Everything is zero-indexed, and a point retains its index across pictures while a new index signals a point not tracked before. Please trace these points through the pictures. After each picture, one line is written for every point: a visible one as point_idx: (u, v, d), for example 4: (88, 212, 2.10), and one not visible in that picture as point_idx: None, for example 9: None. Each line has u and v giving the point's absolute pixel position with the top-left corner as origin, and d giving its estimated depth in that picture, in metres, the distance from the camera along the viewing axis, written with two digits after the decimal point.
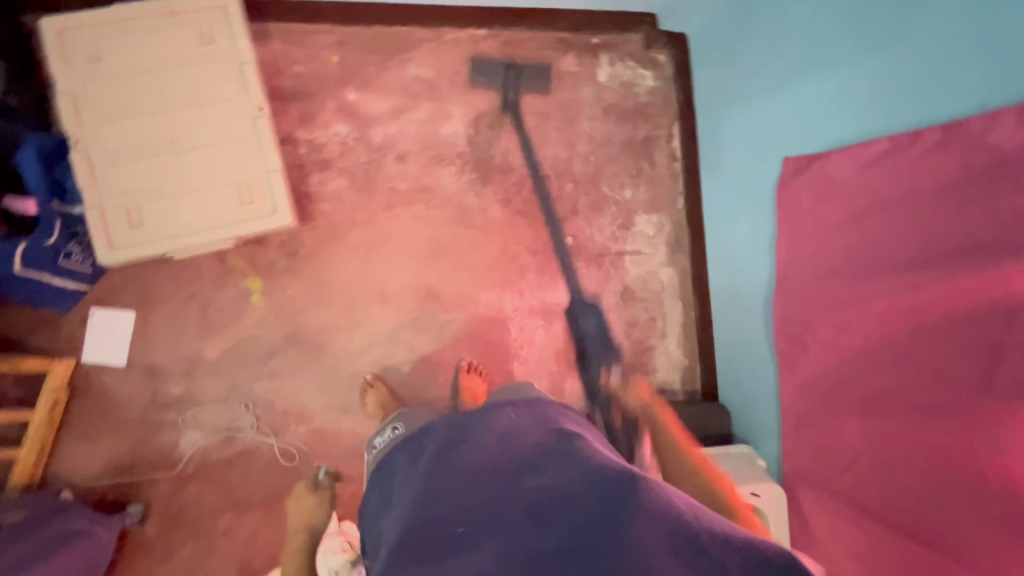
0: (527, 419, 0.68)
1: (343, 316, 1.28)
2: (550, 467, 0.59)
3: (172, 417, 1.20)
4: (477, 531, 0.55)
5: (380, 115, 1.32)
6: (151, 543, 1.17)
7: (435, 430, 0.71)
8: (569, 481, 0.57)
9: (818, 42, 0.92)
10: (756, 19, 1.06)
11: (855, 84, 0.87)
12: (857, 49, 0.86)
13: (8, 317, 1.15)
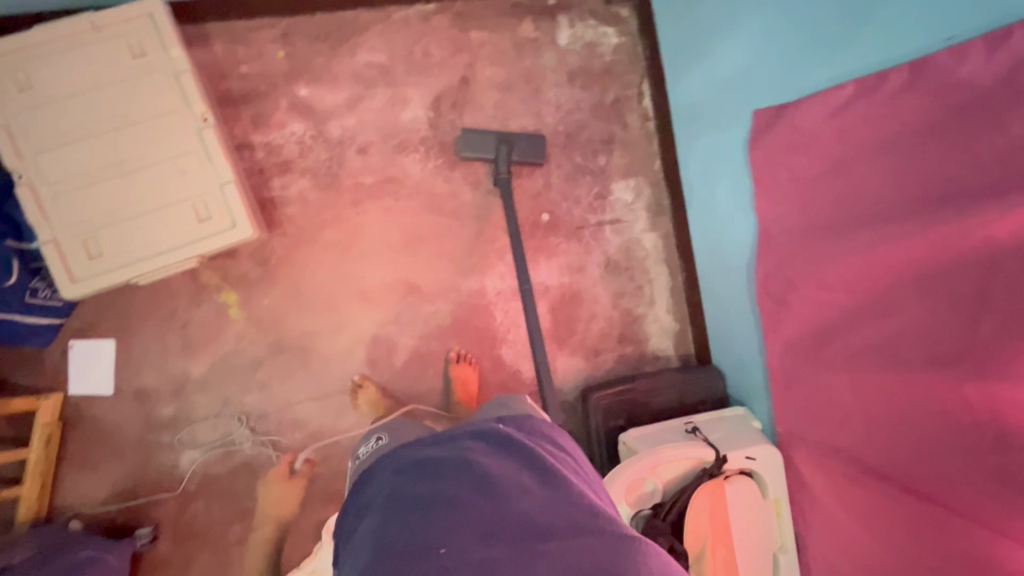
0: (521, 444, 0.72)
1: (326, 319, 1.26)
2: (536, 497, 0.64)
3: (168, 439, 1.21)
4: (469, 550, 0.58)
5: (336, 107, 1.26)
6: (165, 562, 1.19)
7: (422, 441, 0.73)
8: (559, 516, 0.62)
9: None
10: None
11: (821, 25, 0.81)
12: None
13: None
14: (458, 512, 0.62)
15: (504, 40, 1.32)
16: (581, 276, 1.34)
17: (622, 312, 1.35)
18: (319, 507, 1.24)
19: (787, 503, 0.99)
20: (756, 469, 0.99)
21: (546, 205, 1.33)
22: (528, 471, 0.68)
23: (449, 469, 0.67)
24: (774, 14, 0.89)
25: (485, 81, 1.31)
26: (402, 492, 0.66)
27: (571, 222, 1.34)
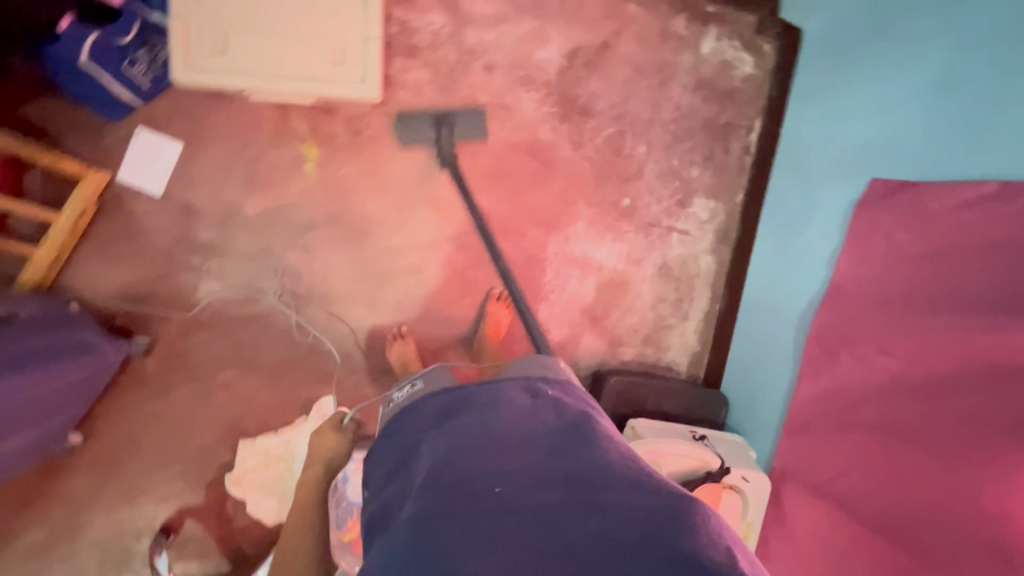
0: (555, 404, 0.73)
1: (391, 211, 1.25)
2: (574, 464, 0.65)
3: (196, 263, 1.17)
4: (500, 514, 0.62)
5: (480, 17, 1.25)
6: (147, 379, 1.16)
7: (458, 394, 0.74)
8: (589, 481, 0.64)
9: (959, 76, 0.91)
10: (891, 30, 1.04)
11: (984, 131, 0.88)
12: (992, 90, 0.87)
13: (49, 109, 1.08)
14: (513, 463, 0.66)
15: (655, 26, 1.34)
16: (634, 269, 1.38)
17: (657, 315, 1.40)
18: (316, 383, 1.24)
19: (758, 528, 1.07)
20: (746, 490, 1.05)
21: (630, 192, 1.36)
22: (575, 429, 0.69)
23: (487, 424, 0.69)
24: (931, 100, 0.96)
25: (623, 56, 1.33)
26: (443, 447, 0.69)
27: (645, 216, 1.38)
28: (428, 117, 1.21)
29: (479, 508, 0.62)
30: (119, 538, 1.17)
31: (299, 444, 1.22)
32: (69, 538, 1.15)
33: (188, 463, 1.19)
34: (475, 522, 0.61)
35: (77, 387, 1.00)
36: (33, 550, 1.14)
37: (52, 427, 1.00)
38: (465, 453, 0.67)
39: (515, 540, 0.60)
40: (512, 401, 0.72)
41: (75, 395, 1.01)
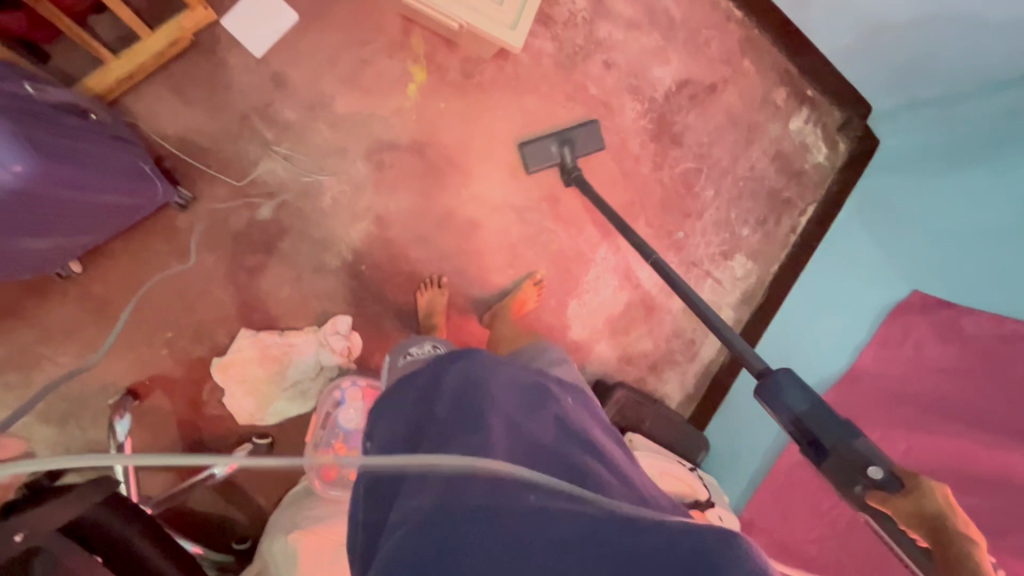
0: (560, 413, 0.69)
1: (471, 162, 1.23)
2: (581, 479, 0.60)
3: (264, 136, 1.11)
4: (504, 524, 0.54)
5: (616, 17, 1.29)
6: (175, 233, 1.10)
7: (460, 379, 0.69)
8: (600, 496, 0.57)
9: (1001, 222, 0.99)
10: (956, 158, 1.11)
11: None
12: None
13: None
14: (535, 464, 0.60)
15: (760, 87, 1.40)
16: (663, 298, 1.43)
17: (667, 349, 1.40)
18: (337, 300, 1.19)
19: None
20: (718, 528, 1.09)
21: (686, 228, 1.42)
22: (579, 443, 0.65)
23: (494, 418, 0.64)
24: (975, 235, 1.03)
25: (724, 102, 1.39)
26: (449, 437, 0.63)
27: (691, 254, 1.43)
28: (552, 142, 1.24)
29: (502, 505, 0.56)
30: (77, 383, 1.09)
31: (298, 354, 1.15)
32: (29, 365, 1.06)
33: (180, 332, 1.12)
34: (500, 524, 0.54)
35: (101, 213, 0.92)
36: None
37: (58, 246, 0.92)
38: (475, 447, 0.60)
39: (542, 550, 0.52)
40: (518, 398, 0.68)
41: (93, 223, 0.92)
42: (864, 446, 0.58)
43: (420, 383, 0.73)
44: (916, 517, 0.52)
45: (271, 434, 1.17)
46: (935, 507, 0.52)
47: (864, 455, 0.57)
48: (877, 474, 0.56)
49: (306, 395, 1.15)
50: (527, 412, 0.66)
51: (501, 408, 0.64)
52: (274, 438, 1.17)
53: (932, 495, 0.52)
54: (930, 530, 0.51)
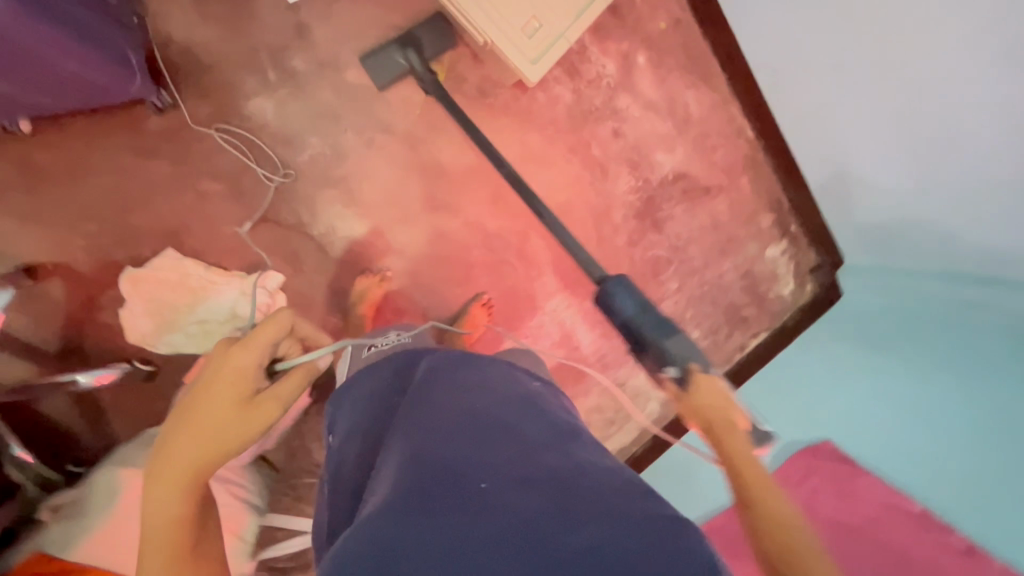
0: (525, 401, 0.69)
1: (457, 174, 1.22)
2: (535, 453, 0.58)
3: (265, 76, 1.11)
4: (450, 501, 0.52)
5: (639, 94, 1.34)
6: (142, 132, 1.07)
7: (431, 373, 0.72)
8: (552, 471, 0.56)
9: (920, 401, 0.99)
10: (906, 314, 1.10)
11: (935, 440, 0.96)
12: (937, 423, 0.95)
13: None
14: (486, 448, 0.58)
15: (750, 206, 1.45)
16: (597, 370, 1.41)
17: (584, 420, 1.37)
18: (277, 256, 1.15)
19: None
20: None
21: None
22: (540, 423, 0.64)
23: (458, 404, 0.65)
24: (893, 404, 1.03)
25: (713, 207, 1.43)
26: (414, 424, 0.63)
27: None
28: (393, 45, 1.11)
29: (451, 490, 0.53)
30: None
31: (216, 294, 1.10)
32: None
33: (105, 230, 1.07)
34: (443, 509, 0.50)
35: (66, 83, 0.89)
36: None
37: (10, 97, 0.88)
38: (433, 432, 0.61)
39: (483, 528, 0.49)
40: (482, 388, 0.69)
41: (52, 87, 0.89)
42: (675, 351, 0.88)
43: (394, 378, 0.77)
44: (697, 412, 0.83)
45: (156, 363, 1.11)
46: (708, 401, 0.82)
47: (669, 353, 0.88)
48: (673, 370, 0.86)
49: (206, 337, 1.10)
50: (490, 399, 0.67)
51: (463, 400, 0.66)
52: (158, 368, 1.12)
53: (703, 392, 0.83)
54: (707, 426, 0.80)
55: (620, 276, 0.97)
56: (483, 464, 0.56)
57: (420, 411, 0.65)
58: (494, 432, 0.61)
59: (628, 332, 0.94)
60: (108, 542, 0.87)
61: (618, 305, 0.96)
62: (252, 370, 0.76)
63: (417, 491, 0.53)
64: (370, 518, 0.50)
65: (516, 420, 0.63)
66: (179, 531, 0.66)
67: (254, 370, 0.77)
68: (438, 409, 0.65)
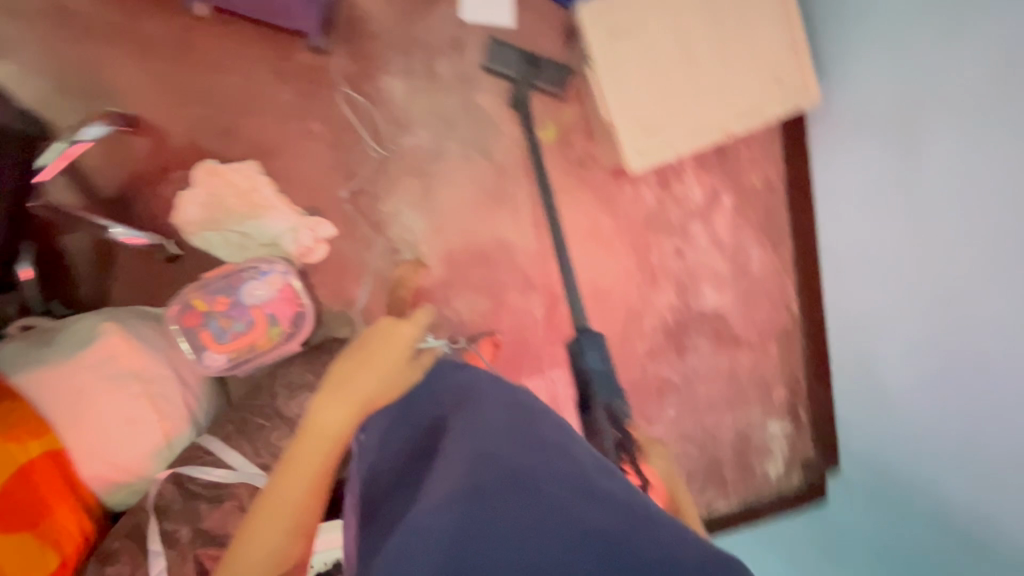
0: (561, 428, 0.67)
1: (524, 217, 1.28)
2: (576, 477, 0.57)
3: (406, 61, 1.21)
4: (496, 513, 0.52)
5: (713, 229, 1.41)
6: (288, 59, 1.16)
7: (475, 392, 0.73)
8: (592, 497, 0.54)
9: None
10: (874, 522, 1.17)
11: None
12: None
13: None
14: (544, 459, 0.59)
15: (770, 375, 1.45)
16: None
17: None
18: (339, 212, 1.20)
19: None
20: None
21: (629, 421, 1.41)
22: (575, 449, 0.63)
23: (505, 423, 0.65)
24: None
25: (738, 360, 1.44)
26: (464, 437, 0.64)
27: None
28: (518, 56, 1.22)
29: (498, 503, 0.53)
30: (109, 82, 1.12)
31: (271, 218, 1.15)
32: (89, 36, 1.10)
33: (212, 121, 1.15)
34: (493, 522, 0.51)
35: None
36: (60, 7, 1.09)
37: None
38: (482, 446, 0.61)
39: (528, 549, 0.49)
40: (525, 412, 0.69)
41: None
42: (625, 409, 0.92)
43: (440, 394, 0.78)
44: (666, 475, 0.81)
45: (185, 251, 1.14)
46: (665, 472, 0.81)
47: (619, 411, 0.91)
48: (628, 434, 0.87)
49: (240, 249, 1.14)
50: (534, 422, 0.66)
51: (508, 421, 0.66)
52: (183, 256, 1.14)
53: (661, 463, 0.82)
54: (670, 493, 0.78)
55: (595, 335, 1.01)
56: (526, 479, 0.55)
57: (468, 426, 0.66)
58: (537, 449, 0.60)
59: (584, 383, 0.97)
60: (57, 385, 0.86)
61: (589, 358, 0.98)
62: (402, 359, 0.84)
63: (469, 504, 0.53)
64: (431, 519, 0.52)
65: (554, 442, 0.63)
66: (323, 477, 0.75)
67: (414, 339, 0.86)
68: (484, 425, 0.65)
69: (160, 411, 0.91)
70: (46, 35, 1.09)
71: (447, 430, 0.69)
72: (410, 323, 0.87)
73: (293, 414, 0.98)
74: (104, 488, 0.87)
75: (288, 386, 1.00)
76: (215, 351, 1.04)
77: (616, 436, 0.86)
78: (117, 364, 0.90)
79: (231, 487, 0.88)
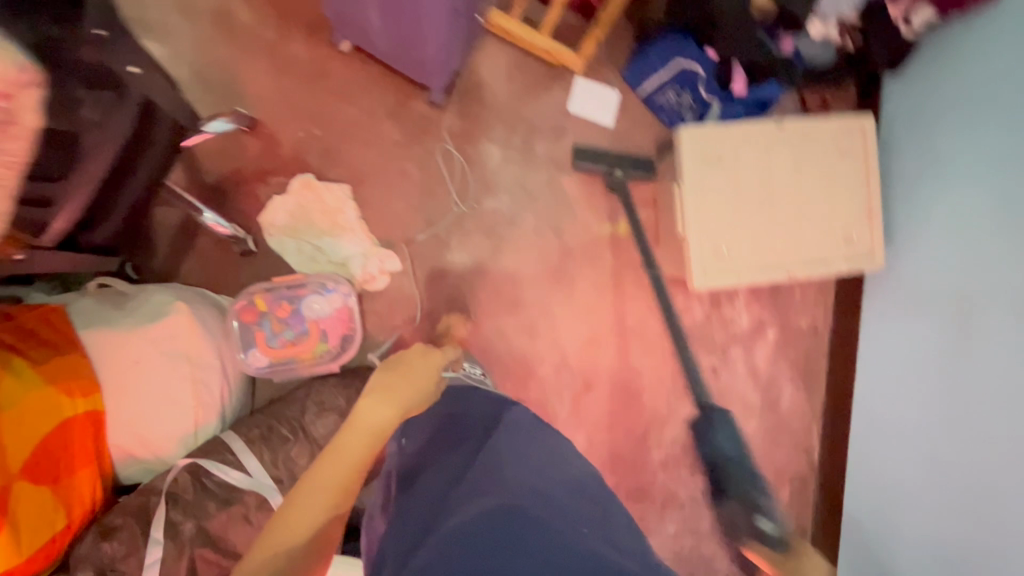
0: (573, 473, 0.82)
1: (576, 300, 1.32)
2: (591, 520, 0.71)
3: (507, 133, 1.29)
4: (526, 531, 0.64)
5: (753, 358, 1.41)
6: (404, 105, 1.25)
7: (508, 421, 0.86)
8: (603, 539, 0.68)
9: None
10: None
11: None
12: None
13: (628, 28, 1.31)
14: (563, 504, 0.72)
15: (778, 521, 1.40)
16: None
17: None
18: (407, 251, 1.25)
19: None
20: None
21: None
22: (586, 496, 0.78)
23: (533, 457, 0.79)
24: None
25: None
26: (501, 457, 0.77)
27: None
28: (614, 156, 1.29)
29: (529, 525, 0.66)
30: (244, 84, 1.21)
31: (347, 240, 1.22)
32: (241, 42, 1.21)
33: (321, 141, 1.23)
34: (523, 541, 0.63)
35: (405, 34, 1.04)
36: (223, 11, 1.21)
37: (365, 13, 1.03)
38: (517, 472, 0.74)
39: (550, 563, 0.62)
40: (548, 454, 0.83)
41: (393, 19, 1.00)
42: (762, 498, 1.02)
43: (473, 409, 0.90)
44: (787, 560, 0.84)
45: (259, 249, 1.19)
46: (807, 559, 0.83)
47: (749, 498, 1.02)
48: (765, 524, 0.94)
49: (310, 260, 1.20)
50: (556, 465, 0.81)
51: (536, 457, 0.80)
52: (256, 253, 1.19)
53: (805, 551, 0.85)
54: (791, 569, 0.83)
55: (721, 413, 1.15)
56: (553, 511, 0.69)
57: (505, 449, 0.79)
58: (560, 491, 0.74)
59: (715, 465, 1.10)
60: (119, 350, 0.89)
61: (715, 438, 1.12)
62: (425, 388, 0.86)
63: (506, 519, 0.65)
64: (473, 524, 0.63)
65: (571, 486, 0.77)
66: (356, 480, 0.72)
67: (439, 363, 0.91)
68: (519, 454, 0.78)
69: (198, 400, 0.93)
70: (202, 31, 1.20)
71: (483, 441, 0.81)
72: (439, 352, 0.95)
73: (317, 435, 0.99)
74: (127, 457, 0.89)
75: (319, 406, 1.01)
76: (260, 352, 1.07)
77: (746, 513, 0.98)
78: (177, 344, 0.93)
79: (243, 494, 0.89)
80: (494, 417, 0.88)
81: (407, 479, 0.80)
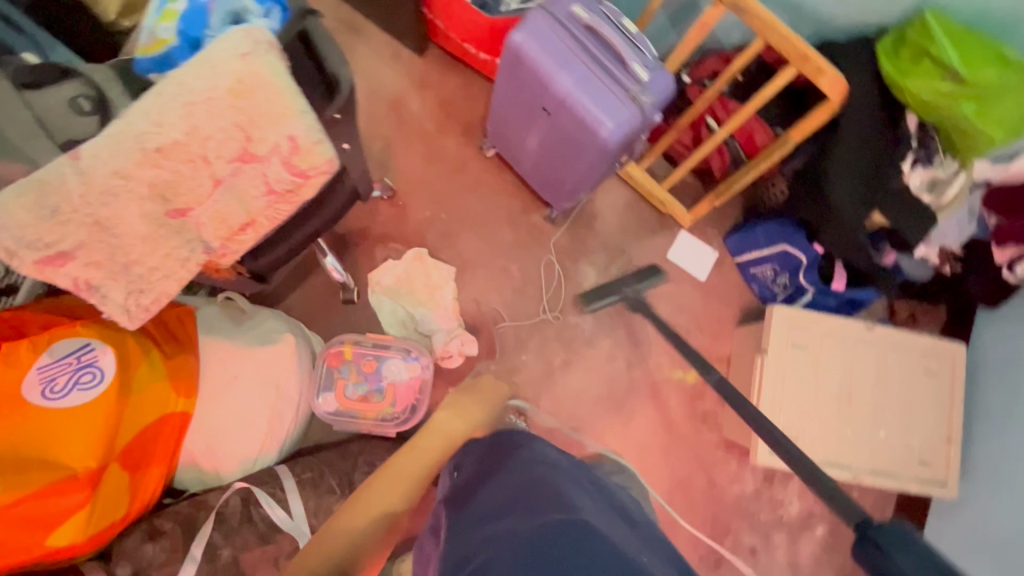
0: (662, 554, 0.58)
1: (628, 433, 1.32)
2: None
3: (606, 260, 1.37)
4: None
5: (799, 554, 1.30)
6: (524, 212, 1.36)
7: (549, 455, 0.67)
8: None
9: None
10: None
11: None
12: None
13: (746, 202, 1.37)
14: (637, 539, 0.56)
15: None
16: None
17: None
18: (485, 339, 1.31)
19: None
20: None
21: None
22: None
23: (590, 500, 0.60)
24: None
25: None
26: (541, 492, 0.58)
27: None
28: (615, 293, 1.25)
29: None
30: (392, 155, 1.35)
31: (441, 315, 1.27)
32: (402, 122, 1.36)
33: (441, 221, 1.34)
34: None
35: (553, 162, 1.12)
36: (396, 95, 1.37)
37: (524, 137, 1.12)
38: (583, 523, 0.52)
39: None
40: (630, 532, 0.57)
41: (544, 161, 1.13)
42: None
43: (516, 444, 0.70)
44: None
45: (357, 301, 1.28)
46: None
47: None
48: None
49: (401, 323, 1.26)
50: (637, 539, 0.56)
51: (594, 502, 0.60)
52: (354, 304, 1.27)
53: None
54: None
55: (904, 525, 0.58)
56: None
57: (565, 501, 0.55)
58: None
59: None
60: (224, 361, 0.96)
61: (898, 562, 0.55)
62: (489, 429, 0.84)
63: None
64: None
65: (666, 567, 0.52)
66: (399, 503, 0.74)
67: (499, 399, 0.93)
68: (574, 496, 0.58)
69: (270, 428, 0.97)
70: (374, 107, 1.36)
71: (532, 479, 0.61)
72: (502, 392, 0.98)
73: None
74: (190, 462, 0.93)
75: (370, 467, 1.01)
76: (334, 397, 1.13)
77: None
78: (269, 372, 0.98)
79: (280, 532, 0.89)
80: (530, 445, 0.69)
81: (456, 500, 0.64)
